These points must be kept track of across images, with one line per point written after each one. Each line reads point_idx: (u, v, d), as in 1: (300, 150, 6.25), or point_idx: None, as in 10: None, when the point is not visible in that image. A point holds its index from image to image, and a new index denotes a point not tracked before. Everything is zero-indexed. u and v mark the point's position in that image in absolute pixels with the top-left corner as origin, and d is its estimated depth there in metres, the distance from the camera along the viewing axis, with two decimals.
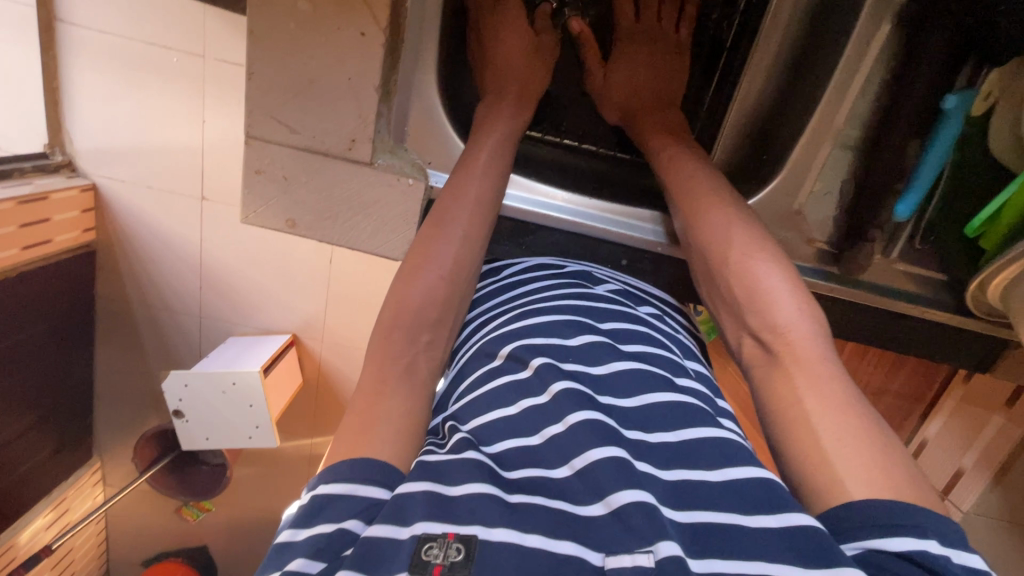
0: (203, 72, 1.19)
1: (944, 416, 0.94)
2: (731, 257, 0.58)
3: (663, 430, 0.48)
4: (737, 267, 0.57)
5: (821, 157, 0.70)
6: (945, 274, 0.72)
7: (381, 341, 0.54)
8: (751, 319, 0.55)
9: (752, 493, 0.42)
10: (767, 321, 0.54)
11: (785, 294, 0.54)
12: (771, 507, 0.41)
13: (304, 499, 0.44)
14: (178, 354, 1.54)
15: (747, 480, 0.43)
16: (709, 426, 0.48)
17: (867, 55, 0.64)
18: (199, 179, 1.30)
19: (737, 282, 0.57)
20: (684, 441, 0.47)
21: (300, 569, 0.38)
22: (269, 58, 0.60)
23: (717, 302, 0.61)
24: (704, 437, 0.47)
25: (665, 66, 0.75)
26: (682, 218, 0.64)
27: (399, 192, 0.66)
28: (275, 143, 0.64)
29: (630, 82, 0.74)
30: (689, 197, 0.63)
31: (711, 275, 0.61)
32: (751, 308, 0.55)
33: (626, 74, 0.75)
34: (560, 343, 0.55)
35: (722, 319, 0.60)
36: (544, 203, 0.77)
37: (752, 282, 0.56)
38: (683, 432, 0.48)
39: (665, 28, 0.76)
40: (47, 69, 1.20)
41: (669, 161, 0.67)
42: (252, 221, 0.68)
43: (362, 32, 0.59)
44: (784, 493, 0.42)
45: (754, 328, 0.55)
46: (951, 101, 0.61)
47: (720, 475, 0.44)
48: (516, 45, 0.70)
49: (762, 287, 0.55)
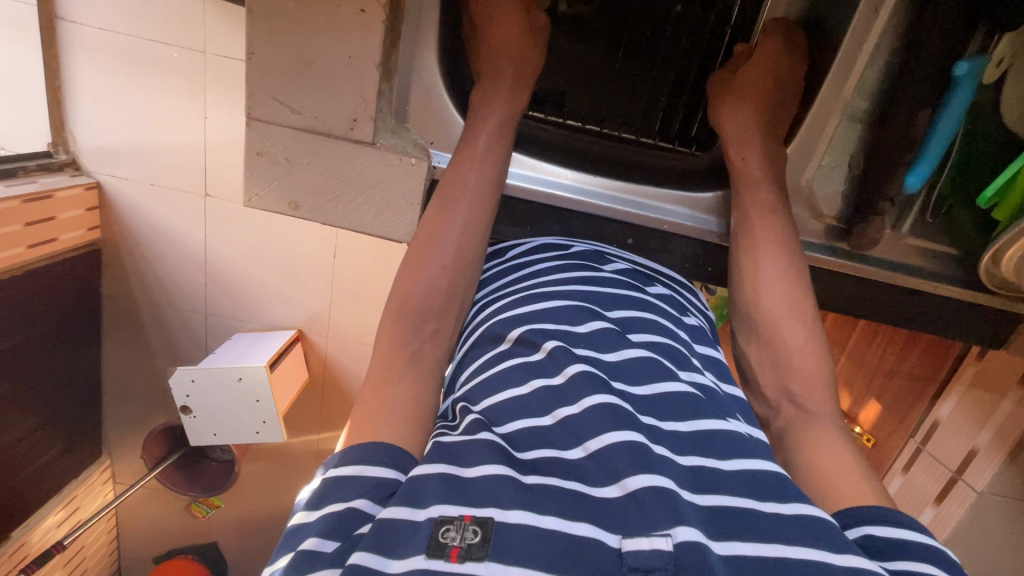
0: (203, 68, 1.19)
1: (954, 399, 0.94)
2: (776, 319, 0.62)
3: (674, 420, 0.47)
4: (774, 328, 0.62)
5: (829, 129, 0.69)
6: (958, 249, 0.71)
7: (387, 329, 0.55)
8: (796, 389, 0.58)
9: (764, 483, 0.43)
10: (817, 398, 0.57)
11: (808, 354, 0.60)
12: (781, 496, 0.42)
13: (315, 482, 0.43)
14: (184, 351, 1.55)
15: (759, 472, 0.43)
16: (719, 415, 0.48)
17: (877, 22, 0.63)
18: (201, 175, 1.30)
19: (771, 339, 0.62)
20: (695, 433, 0.46)
21: (314, 548, 0.37)
22: (268, 38, 0.59)
23: (761, 364, 0.62)
24: (713, 430, 0.46)
25: (787, 85, 0.69)
26: (736, 261, 0.67)
27: (402, 171, 0.66)
28: (276, 124, 0.63)
29: (755, 89, 0.69)
30: (755, 267, 0.65)
31: (760, 340, 0.63)
32: (789, 379, 0.59)
33: (760, 78, 0.69)
34: (570, 329, 0.54)
35: (760, 377, 0.62)
36: (550, 181, 0.75)
37: (800, 362, 0.59)
38: (695, 423, 0.47)
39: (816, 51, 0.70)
40: (49, 67, 1.21)
41: (754, 209, 0.67)
42: (255, 204, 0.67)
43: (362, 8, 0.58)
44: (793, 488, 0.42)
45: (796, 394, 0.58)
46: (963, 67, 0.59)
47: (733, 466, 0.44)
48: (508, 25, 0.68)
49: (801, 365, 0.59)
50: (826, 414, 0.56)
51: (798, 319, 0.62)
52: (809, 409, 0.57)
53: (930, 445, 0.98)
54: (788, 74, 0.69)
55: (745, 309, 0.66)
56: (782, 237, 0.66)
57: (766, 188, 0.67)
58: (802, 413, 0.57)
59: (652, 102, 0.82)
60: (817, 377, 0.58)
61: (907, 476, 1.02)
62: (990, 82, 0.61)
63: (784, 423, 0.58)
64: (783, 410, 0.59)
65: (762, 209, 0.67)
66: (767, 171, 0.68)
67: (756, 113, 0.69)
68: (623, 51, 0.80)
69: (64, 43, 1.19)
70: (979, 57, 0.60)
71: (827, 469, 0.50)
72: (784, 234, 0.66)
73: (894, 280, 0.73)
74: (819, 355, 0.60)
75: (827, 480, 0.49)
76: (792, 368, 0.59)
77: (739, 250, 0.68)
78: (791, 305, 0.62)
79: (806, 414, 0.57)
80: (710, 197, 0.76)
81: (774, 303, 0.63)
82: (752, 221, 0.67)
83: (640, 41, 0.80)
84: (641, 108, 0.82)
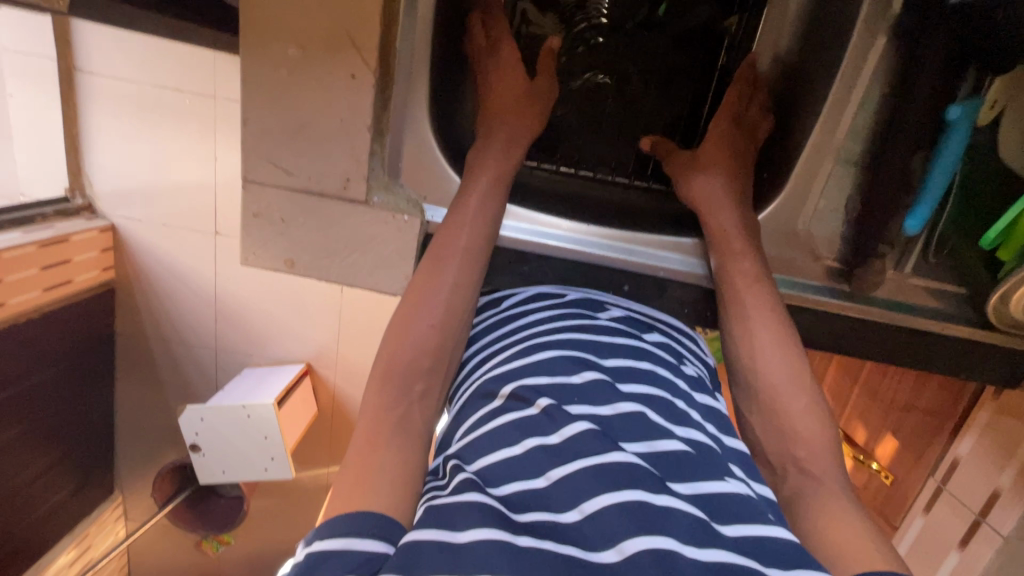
0: (213, 112, 1.23)
1: (974, 431, 0.91)
2: (777, 382, 0.59)
3: (678, 480, 0.43)
4: (770, 391, 0.59)
5: (824, 172, 0.68)
6: (965, 288, 0.69)
7: (376, 393, 0.52)
8: (800, 453, 0.55)
9: (776, 550, 0.39)
10: (820, 462, 0.54)
11: (801, 413, 0.57)
12: (785, 563, 0.39)
13: (297, 557, 0.39)
14: (195, 388, 1.56)
15: (763, 538, 0.40)
16: (720, 476, 0.44)
17: (863, 70, 0.64)
18: (211, 214, 1.32)
19: (769, 405, 0.59)
20: (699, 495, 0.42)
21: None
22: (263, 106, 0.61)
23: (764, 430, 0.59)
24: (715, 492, 0.43)
25: (740, 151, 0.71)
26: (726, 314, 0.65)
27: (395, 229, 0.66)
28: (271, 186, 0.65)
29: (721, 154, 0.69)
30: (748, 333, 0.62)
31: (761, 408, 0.60)
32: (791, 445, 0.56)
33: (722, 151, 0.70)
34: (565, 381, 0.50)
35: (761, 445, 0.59)
36: (548, 233, 0.75)
37: (803, 427, 0.56)
38: (698, 485, 0.43)
39: (801, 96, 0.71)
40: (67, 116, 1.25)
41: (740, 278, 0.65)
42: (252, 262, 0.68)
43: (352, 74, 0.59)
44: (800, 555, 0.40)
45: (801, 459, 0.55)
46: (955, 112, 0.59)
47: (734, 530, 0.40)
48: (503, 85, 0.70)
49: (805, 431, 0.56)
50: (832, 479, 0.53)
51: (794, 384, 0.59)
52: (821, 475, 0.53)
53: (950, 483, 0.94)
54: (741, 147, 0.70)
55: (743, 379, 0.62)
56: (766, 292, 0.64)
57: (749, 255, 0.65)
58: (809, 479, 0.53)
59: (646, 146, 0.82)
60: (822, 445, 0.55)
61: (928, 517, 0.98)
62: (985, 123, 0.61)
63: (790, 491, 0.54)
64: (788, 475, 0.55)
65: (749, 276, 0.64)
66: (751, 242, 0.66)
67: (731, 162, 0.70)
68: (614, 96, 0.81)
69: (82, 93, 1.24)
70: (971, 100, 0.59)
71: (854, 537, 0.46)
72: (771, 301, 0.63)
73: (903, 323, 0.71)
74: (821, 421, 0.57)
75: (848, 551, 0.46)
76: (797, 436, 0.56)
77: (727, 300, 0.65)
78: (790, 370, 0.60)
79: (820, 481, 0.53)
80: (689, 242, 0.76)
81: (772, 377, 0.59)
82: (737, 286, 0.64)
83: (630, 85, 0.81)
84: (631, 150, 0.83)
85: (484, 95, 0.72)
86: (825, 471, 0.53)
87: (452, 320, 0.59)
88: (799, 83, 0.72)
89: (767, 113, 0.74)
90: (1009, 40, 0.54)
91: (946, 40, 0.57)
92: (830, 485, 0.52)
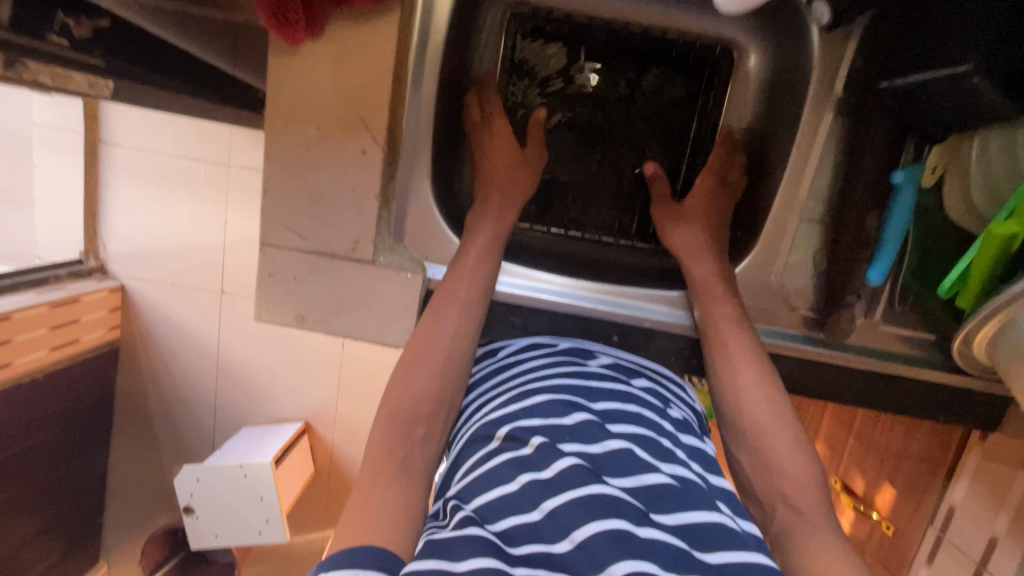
0: (227, 179, 1.32)
1: (967, 476, 0.92)
2: (761, 423, 0.62)
3: (662, 511, 0.46)
4: (755, 431, 0.62)
5: (792, 229, 0.75)
6: (934, 334, 0.73)
7: (380, 436, 0.56)
8: (788, 489, 0.57)
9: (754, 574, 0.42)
10: (805, 498, 0.56)
11: (787, 450, 0.60)
12: None
13: None
14: (191, 447, 1.55)
15: (743, 564, 0.43)
16: (703, 506, 0.47)
17: (816, 139, 0.72)
18: (219, 274, 1.39)
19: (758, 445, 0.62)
20: (683, 525, 0.45)
21: None
22: (282, 177, 0.68)
23: (753, 469, 0.61)
24: (697, 522, 0.46)
25: (717, 210, 0.77)
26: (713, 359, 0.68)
27: (400, 285, 0.72)
28: (285, 248, 0.70)
29: (701, 213, 0.76)
30: (732, 372, 0.66)
31: (749, 447, 0.62)
32: (778, 480, 0.58)
33: (700, 212, 0.76)
34: (557, 423, 0.53)
35: (751, 483, 0.61)
36: (542, 288, 0.80)
37: (789, 465, 0.59)
38: (682, 516, 0.46)
39: (765, 162, 0.79)
40: (88, 185, 1.34)
41: (721, 321, 0.68)
42: (264, 318, 0.73)
43: (363, 150, 0.67)
44: None
45: (788, 495, 0.57)
46: (899, 176, 0.66)
47: (715, 557, 0.43)
48: (497, 155, 0.78)
49: (790, 469, 0.59)
50: (818, 514, 0.55)
51: (778, 422, 0.62)
52: (805, 511, 0.55)
53: (949, 532, 0.94)
54: (716, 205, 0.77)
55: (730, 419, 0.65)
56: (747, 337, 0.67)
57: (727, 301, 0.69)
58: (796, 515, 0.55)
59: (630, 207, 0.89)
60: (808, 480, 0.58)
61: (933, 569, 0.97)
62: (929, 185, 0.67)
63: (778, 527, 0.56)
64: (777, 511, 0.57)
65: (733, 318, 0.68)
66: (729, 290, 0.70)
67: (708, 220, 0.76)
68: (598, 163, 0.89)
69: (104, 163, 1.33)
70: (913, 165, 0.67)
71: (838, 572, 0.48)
72: (751, 343, 0.67)
73: (878, 367, 0.75)
74: (806, 458, 0.59)
75: None
76: (782, 473, 0.58)
77: (710, 345, 0.69)
78: (773, 408, 0.63)
79: (805, 517, 0.55)
80: (676, 294, 0.80)
81: (756, 409, 0.63)
82: (715, 331, 0.69)
83: (613, 153, 0.88)
84: (617, 210, 0.90)
85: (480, 164, 0.79)
86: (811, 508, 0.55)
87: (452, 368, 0.63)
88: (762, 150, 0.80)
89: (744, 176, 0.81)
90: (939, 114, 0.61)
91: (884, 116, 0.66)
92: (816, 522, 0.54)
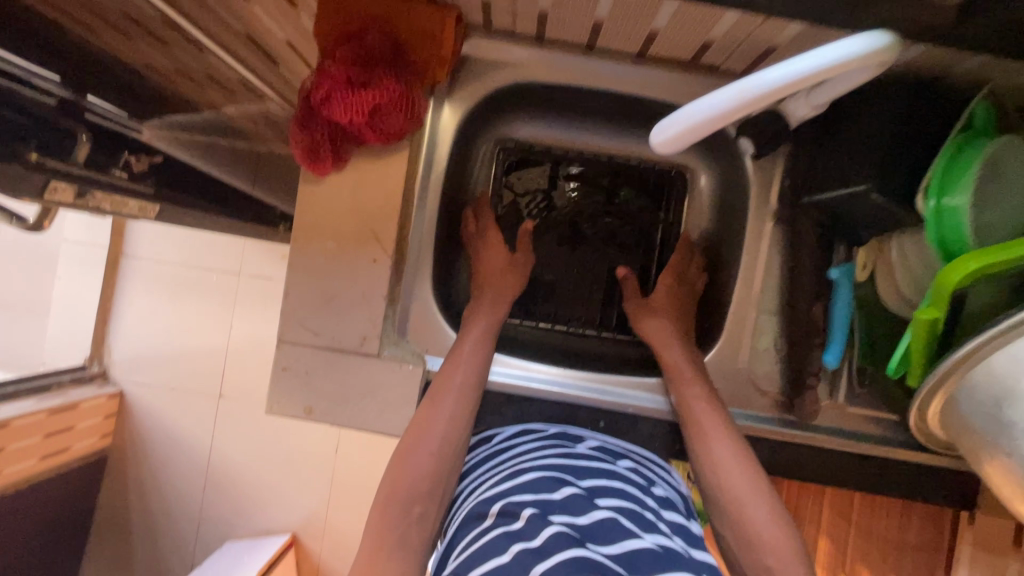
0: (235, 288, 1.43)
1: (965, 564, 0.91)
2: (736, 496, 0.67)
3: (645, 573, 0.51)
4: (733, 505, 0.67)
5: (752, 320, 0.84)
6: (895, 414, 0.79)
7: (379, 514, 0.63)
8: (769, 560, 0.63)
9: None
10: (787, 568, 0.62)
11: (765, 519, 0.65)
12: None
13: None
14: (170, 562, 1.49)
15: None
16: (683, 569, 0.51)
17: (762, 242, 0.84)
18: (218, 378, 1.44)
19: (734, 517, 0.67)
20: None
21: None
22: (302, 282, 0.78)
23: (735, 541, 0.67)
24: None
25: (683, 304, 0.87)
26: (691, 440, 0.73)
27: (401, 375, 0.78)
28: (300, 345, 0.78)
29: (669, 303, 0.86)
30: (707, 448, 0.71)
31: (731, 521, 0.67)
32: (762, 552, 0.64)
33: (666, 304, 0.86)
34: (547, 497, 0.58)
35: (736, 552, 0.67)
36: (530, 376, 0.85)
37: (769, 536, 0.64)
38: None
39: (723, 262, 0.91)
40: (104, 295, 1.45)
41: (694, 401, 0.74)
42: (275, 410, 0.79)
43: (374, 258, 0.78)
44: None
45: (772, 566, 0.63)
46: (835, 272, 0.77)
47: None
48: (490, 261, 0.89)
49: (767, 537, 0.64)
50: None
51: (755, 492, 0.67)
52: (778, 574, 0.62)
53: None
54: (682, 299, 0.88)
55: (710, 493, 0.70)
56: (719, 417, 0.72)
57: (697, 380, 0.75)
58: None
59: (610, 303, 0.99)
60: (785, 548, 0.63)
61: None
62: (863, 279, 0.77)
63: None
64: None
65: (703, 399, 0.74)
66: (701, 371, 0.77)
67: (676, 312, 0.86)
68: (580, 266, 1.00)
69: (123, 275, 1.45)
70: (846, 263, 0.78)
71: None
72: (722, 418, 0.72)
73: (849, 447, 0.80)
74: (785, 528, 0.65)
75: None
76: (763, 544, 0.64)
77: (689, 429, 0.73)
78: (750, 480, 0.68)
79: None
80: (653, 380, 0.86)
81: (733, 482, 0.68)
82: (693, 412, 0.73)
83: (591, 257, 1.01)
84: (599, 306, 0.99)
85: (475, 268, 0.90)
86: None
87: (449, 451, 0.68)
88: (720, 253, 0.92)
89: (704, 275, 0.93)
90: (857, 220, 0.74)
91: (814, 224, 0.79)
92: None
